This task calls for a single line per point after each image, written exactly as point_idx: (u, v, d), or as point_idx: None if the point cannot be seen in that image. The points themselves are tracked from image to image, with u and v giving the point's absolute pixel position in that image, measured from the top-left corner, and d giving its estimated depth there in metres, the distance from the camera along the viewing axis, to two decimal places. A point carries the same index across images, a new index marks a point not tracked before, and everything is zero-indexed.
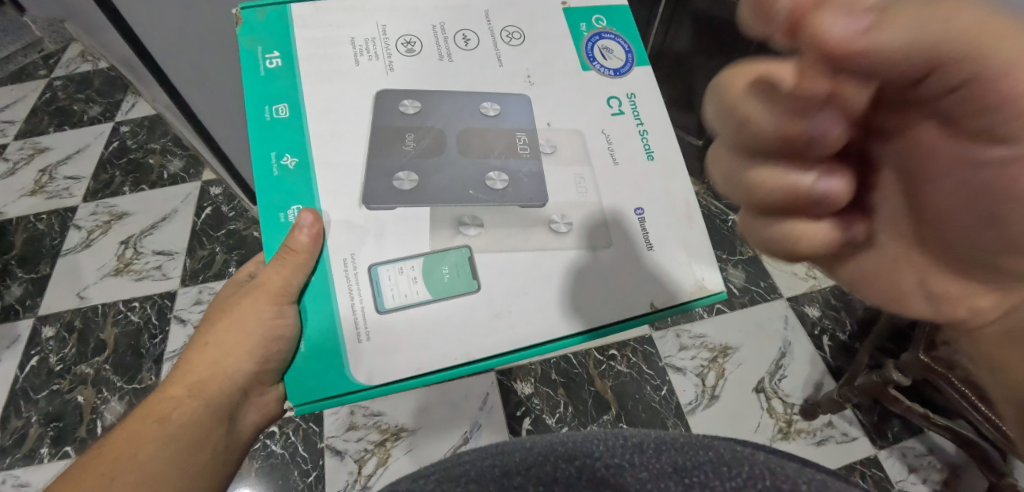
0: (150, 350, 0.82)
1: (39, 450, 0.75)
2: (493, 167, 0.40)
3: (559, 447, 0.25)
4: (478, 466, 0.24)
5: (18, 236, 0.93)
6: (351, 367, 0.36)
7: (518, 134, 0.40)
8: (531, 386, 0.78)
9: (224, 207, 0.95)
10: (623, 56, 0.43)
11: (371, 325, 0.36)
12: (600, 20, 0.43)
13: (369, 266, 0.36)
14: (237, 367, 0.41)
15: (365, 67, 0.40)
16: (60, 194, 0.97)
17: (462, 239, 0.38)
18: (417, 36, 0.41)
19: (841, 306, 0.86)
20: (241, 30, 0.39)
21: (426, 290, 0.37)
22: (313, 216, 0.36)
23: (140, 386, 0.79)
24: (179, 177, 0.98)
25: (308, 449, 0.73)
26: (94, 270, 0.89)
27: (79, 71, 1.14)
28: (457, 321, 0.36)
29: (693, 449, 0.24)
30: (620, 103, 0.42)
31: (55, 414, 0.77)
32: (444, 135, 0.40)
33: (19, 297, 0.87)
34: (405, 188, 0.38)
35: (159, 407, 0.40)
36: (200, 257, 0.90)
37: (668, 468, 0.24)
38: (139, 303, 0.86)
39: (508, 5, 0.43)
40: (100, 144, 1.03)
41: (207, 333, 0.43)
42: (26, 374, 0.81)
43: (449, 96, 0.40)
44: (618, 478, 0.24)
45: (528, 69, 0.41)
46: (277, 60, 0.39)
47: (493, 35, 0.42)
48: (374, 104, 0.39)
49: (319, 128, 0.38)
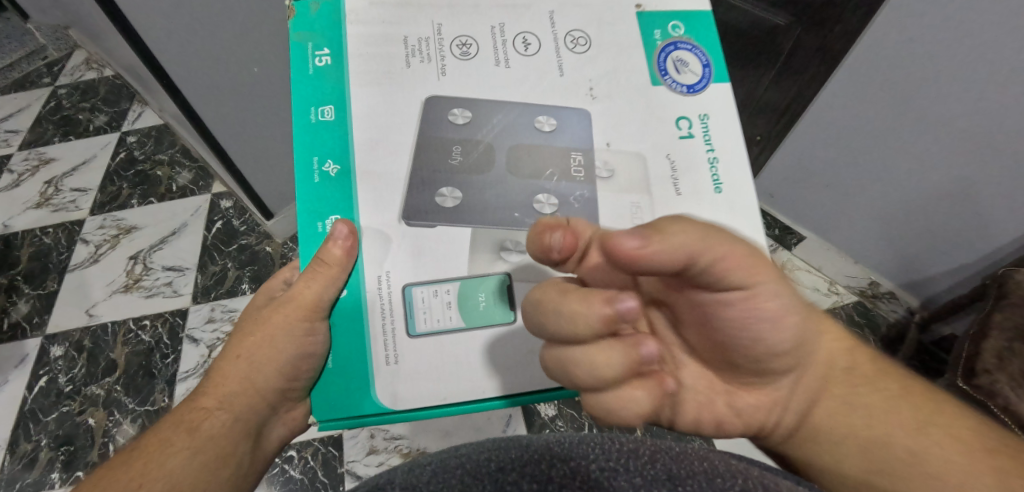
0: (161, 371, 0.81)
1: (50, 475, 0.74)
2: (544, 189, 0.37)
3: (552, 447, 0.18)
4: (466, 458, 0.18)
5: (24, 251, 0.91)
6: (377, 389, 0.34)
7: (574, 153, 0.37)
8: (555, 408, 0.77)
9: (235, 221, 0.93)
10: (699, 70, 0.39)
11: (401, 348, 0.34)
12: (676, 27, 0.39)
13: (402, 286, 0.34)
14: (270, 381, 0.40)
15: (416, 70, 0.37)
16: (67, 207, 0.95)
17: (502, 264, 0.35)
18: (474, 38, 0.37)
19: (865, 323, 0.89)
20: (292, 23, 0.37)
21: (460, 317, 0.35)
22: (348, 228, 0.34)
23: (153, 408, 0.78)
24: (188, 189, 0.97)
25: (327, 475, 0.72)
26: (102, 286, 0.88)
27: (83, 79, 1.12)
28: (490, 350, 0.34)
29: (688, 458, 0.17)
30: (690, 124, 0.37)
31: (65, 438, 0.76)
32: (496, 151, 0.37)
33: (25, 315, 0.85)
34: (446, 206, 0.35)
35: (188, 417, 0.38)
36: (211, 273, 0.89)
37: (663, 476, 0.16)
38: (150, 321, 0.85)
39: (574, 7, 0.39)
40: (106, 155, 1.01)
41: (240, 343, 0.41)
42: (34, 395, 0.79)
43: (502, 106, 0.37)
44: (606, 482, 0.16)
45: (591, 81, 0.38)
46: (326, 58, 0.37)
47: (555, 39, 0.38)
48: (422, 110, 0.36)
49: (363, 134, 0.35)
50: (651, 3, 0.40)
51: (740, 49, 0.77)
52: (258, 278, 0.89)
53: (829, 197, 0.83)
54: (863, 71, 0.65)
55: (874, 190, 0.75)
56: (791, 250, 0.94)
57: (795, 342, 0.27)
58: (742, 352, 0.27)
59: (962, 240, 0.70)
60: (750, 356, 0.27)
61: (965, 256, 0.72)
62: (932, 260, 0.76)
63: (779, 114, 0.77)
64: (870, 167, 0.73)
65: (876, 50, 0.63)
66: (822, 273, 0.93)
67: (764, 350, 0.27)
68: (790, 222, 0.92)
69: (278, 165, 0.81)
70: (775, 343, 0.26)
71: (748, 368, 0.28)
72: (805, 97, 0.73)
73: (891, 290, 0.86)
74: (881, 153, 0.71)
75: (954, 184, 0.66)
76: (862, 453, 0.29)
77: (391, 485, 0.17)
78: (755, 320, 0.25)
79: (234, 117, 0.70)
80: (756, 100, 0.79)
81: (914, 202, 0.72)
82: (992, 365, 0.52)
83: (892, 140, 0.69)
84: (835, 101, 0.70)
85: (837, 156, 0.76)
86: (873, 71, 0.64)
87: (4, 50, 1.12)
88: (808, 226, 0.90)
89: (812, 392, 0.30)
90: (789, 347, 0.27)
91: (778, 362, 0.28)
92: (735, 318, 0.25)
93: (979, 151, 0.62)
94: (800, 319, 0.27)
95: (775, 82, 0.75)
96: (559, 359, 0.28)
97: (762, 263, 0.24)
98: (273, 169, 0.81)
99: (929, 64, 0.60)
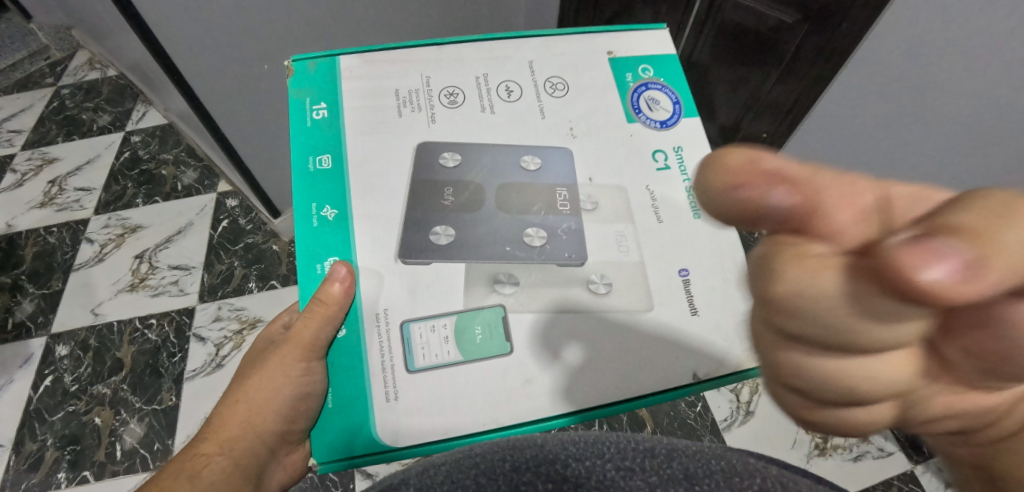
0: (168, 369, 0.81)
1: (56, 475, 0.73)
2: (532, 224, 0.35)
3: (567, 446, 0.17)
4: (482, 457, 0.17)
5: (28, 249, 0.91)
6: (377, 426, 0.31)
7: (559, 189, 0.36)
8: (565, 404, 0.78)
9: (241, 220, 0.94)
10: (670, 107, 0.39)
11: (401, 384, 0.31)
12: (646, 70, 0.40)
13: (400, 322, 0.32)
14: (271, 425, 0.37)
15: (408, 119, 0.37)
16: (71, 206, 0.95)
17: (497, 297, 0.33)
18: (460, 88, 0.38)
19: None
20: (291, 80, 0.37)
21: (457, 352, 0.32)
22: (347, 268, 0.33)
23: (160, 407, 0.77)
24: (192, 188, 0.97)
25: (338, 474, 0.73)
26: (107, 285, 0.88)
27: (86, 79, 1.12)
28: (491, 391, 0.31)
29: (705, 457, 0.17)
30: (666, 157, 0.37)
31: (72, 438, 0.75)
32: (483, 190, 0.36)
33: (30, 314, 0.85)
34: (441, 243, 0.33)
35: (188, 465, 0.36)
36: (218, 271, 0.89)
37: (679, 475, 0.16)
38: (156, 320, 0.84)
39: (554, 53, 0.40)
40: (111, 154, 1.02)
41: (239, 387, 0.39)
42: (39, 395, 0.78)
43: (486, 149, 0.37)
44: (621, 483, 0.16)
45: (571, 121, 0.38)
46: (323, 111, 0.37)
47: (536, 86, 0.38)
48: (415, 154, 0.36)
49: (359, 179, 0.35)
50: (622, 49, 0.40)
51: (742, 50, 0.78)
52: (265, 276, 0.89)
53: None
54: (868, 68, 0.66)
55: None
56: None
57: None
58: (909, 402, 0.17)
59: None
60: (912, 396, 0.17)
61: None
62: None
63: (785, 113, 0.79)
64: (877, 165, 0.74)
65: (880, 47, 0.64)
66: None
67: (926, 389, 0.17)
68: None
69: (285, 163, 0.82)
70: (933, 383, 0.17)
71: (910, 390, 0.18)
72: (810, 94, 0.74)
73: None
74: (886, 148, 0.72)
75: None
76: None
77: (407, 486, 0.16)
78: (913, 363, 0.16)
79: (244, 118, 0.70)
80: (762, 97, 0.80)
81: None
82: None
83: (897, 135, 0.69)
84: (839, 100, 0.72)
85: (842, 153, 0.77)
86: (875, 70, 0.66)
87: (7, 50, 1.12)
88: None
89: None
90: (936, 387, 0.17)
91: None
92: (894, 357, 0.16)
93: None
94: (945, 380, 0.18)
95: (778, 81, 0.76)
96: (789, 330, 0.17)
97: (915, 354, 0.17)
98: (279, 167, 0.81)
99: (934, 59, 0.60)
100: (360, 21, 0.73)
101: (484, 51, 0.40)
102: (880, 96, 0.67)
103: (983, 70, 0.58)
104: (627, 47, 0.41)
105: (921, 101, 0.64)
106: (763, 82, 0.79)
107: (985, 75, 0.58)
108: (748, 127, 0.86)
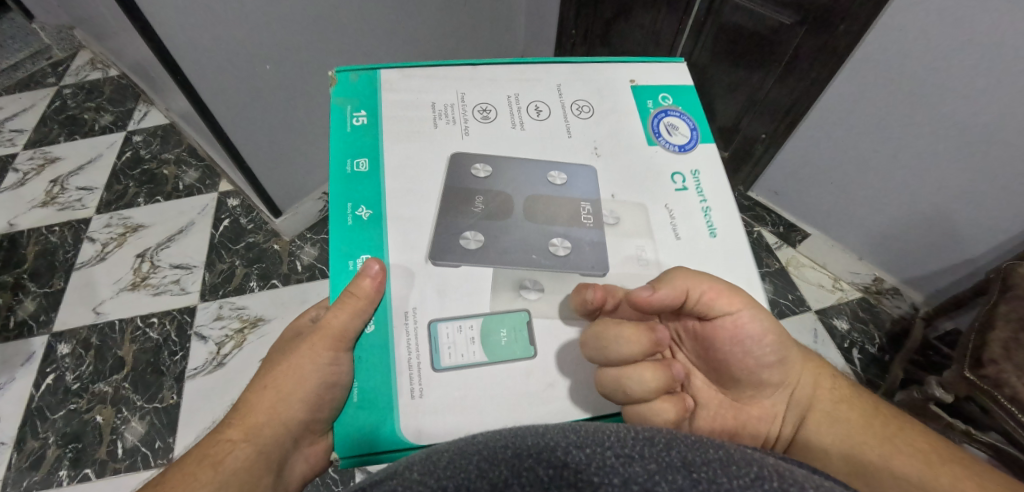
0: (169, 368, 0.81)
1: (57, 472, 0.73)
2: (557, 233, 0.35)
3: (569, 435, 0.16)
4: (486, 445, 0.16)
5: (30, 249, 0.91)
6: (399, 424, 0.30)
7: (583, 203, 0.36)
8: None
9: (242, 219, 0.95)
10: (687, 132, 0.39)
11: (426, 381, 0.30)
12: (665, 98, 0.41)
13: (428, 321, 0.32)
14: (295, 412, 0.37)
15: (442, 130, 0.37)
16: (73, 205, 0.96)
17: (522, 301, 0.33)
18: (493, 104, 0.39)
19: (869, 319, 0.90)
20: (333, 89, 0.39)
21: (482, 353, 0.31)
22: (379, 265, 0.32)
23: (161, 405, 0.78)
24: (194, 188, 0.98)
25: (338, 472, 0.73)
26: (109, 284, 0.88)
27: (88, 79, 1.13)
28: (516, 391, 0.30)
29: (704, 447, 0.15)
30: (683, 179, 0.37)
31: (74, 436, 0.75)
32: (512, 201, 0.36)
33: (31, 313, 0.85)
34: (470, 248, 0.33)
35: (212, 450, 0.36)
36: (219, 270, 0.89)
37: (677, 463, 0.15)
38: (158, 318, 0.85)
39: (581, 79, 0.41)
40: (112, 154, 1.02)
41: (266, 374, 0.39)
42: (41, 394, 0.78)
43: (520, 163, 0.37)
44: (621, 469, 0.15)
45: (596, 140, 0.38)
46: (363, 118, 0.38)
47: (563, 108, 0.39)
48: (448, 165, 0.36)
49: (396, 183, 0.35)
50: (643, 78, 0.42)
51: (741, 52, 0.78)
52: (265, 276, 0.89)
53: (834, 195, 0.84)
54: (866, 68, 0.67)
55: (877, 187, 0.77)
56: (796, 248, 0.96)
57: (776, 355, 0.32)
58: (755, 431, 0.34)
59: (958, 235, 0.72)
60: (745, 392, 0.33)
61: (967, 253, 0.73)
62: (932, 256, 0.78)
63: (783, 114, 0.80)
64: (875, 165, 0.75)
65: (878, 48, 0.64)
66: (827, 270, 0.94)
67: (752, 363, 0.32)
68: (794, 220, 0.94)
69: (286, 162, 0.82)
70: (760, 355, 0.32)
71: (744, 382, 0.33)
72: (809, 94, 0.74)
73: (895, 286, 0.86)
74: (884, 148, 0.72)
75: (956, 179, 0.68)
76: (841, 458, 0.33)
77: (410, 471, 0.16)
78: (744, 337, 0.31)
79: (246, 117, 0.71)
80: (761, 98, 0.81)
81: (915, 196, 0.73)
82: (999, 355, 0.52)
83: (895, 135, 0.70)
84: (838, 101, 0.72)
85: (840, 153, 0.77)
86: (873, 71, 0.66)
87: (9, 49, 1.13)
88: (812, 224, 0.92)
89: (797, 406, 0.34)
90: (771, 358, 0.32)
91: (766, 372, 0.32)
92: (713, 290, 0.30)
93: (977, 145, 0.63)
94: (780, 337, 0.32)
95: (777, 83, 0.77)
96: (615, 376, 0.29)
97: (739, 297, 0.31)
98: (281, 166, 0.82)
99: (930, 61, 0.61)
100: (362, 23, 0.74)
101: (518, 73, 0.41)
102: (878, 97, 0.68)
103: (978, 72, 0.58)
104: (648, 77, 0.42)
105: (918, 103, 0.65)
106: (762, 83, 0.79)
107: (980, 77, 0.59)
108: (747, 128, 0.87)
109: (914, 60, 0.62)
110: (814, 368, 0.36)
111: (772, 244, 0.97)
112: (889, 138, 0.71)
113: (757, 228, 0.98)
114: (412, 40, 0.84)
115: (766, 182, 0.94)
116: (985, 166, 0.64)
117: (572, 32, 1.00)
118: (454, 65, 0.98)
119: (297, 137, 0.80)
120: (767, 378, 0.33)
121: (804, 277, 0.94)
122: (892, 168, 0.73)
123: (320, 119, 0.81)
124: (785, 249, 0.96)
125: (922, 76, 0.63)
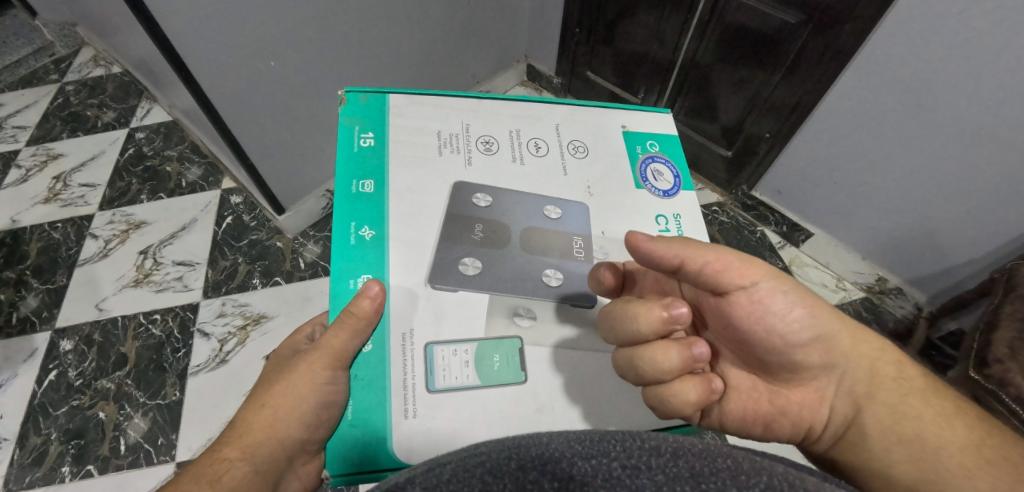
0: (172, 365, 0.81)
1: (60, 468, 0.73)
2: (550, 264, 0.35)
3: (573, 444, 0.15)
4: (488, 454, 0.15)
5: (32, 245, 0.91)
6: (393, 444, 0.29)
7: (574, 238, 0.36)
8: None
9: (245, 216, 0.95)
10: (672, 180, 0.39)
11: (421, 402, 0.30)
12: (653, 145, 0.41)
13: (424, 344, 0.31)
14: (293, 431, 0.36)
15: (446, 159, 0.37)
16: (74, 201, 0.96)
17: (515, 328, 0.33)
18: (495, 137, 0.39)
19: (872, 318, 0.89)
20: (342, 110, 0.38)
21: (476, 376, 0.31)
22: (380, 286, 0.32)
23: (164, 402, 0.78)
24: (197, 185, 0.98)
25: None
26: (113, 280, 0.88)
27: (91, 76, 1.14)
28: (511, 413, 0.30)
29: (711, 455, 0.14)
30: (666, 221, 0.37)
31: (77, 432, 0.75)
32: (509, 230, 0.36)
33: (33, 309, 0.85)
34: (469, 274, 0.33)
35: (209, 469, 0.34)
36: (222, 268, 0.90)
37: (685, 474, 0.14)
38: (161, 315, 0.85)
39: (578, 119, 0.41)
40: (114, 151, 1.02)
41: (265, 391, 0.37)
42: (45, 389, 0.79)
43: (514, 196, 0.37)
44: (628, 482, 0.14)
45: (589, 180, 0.38)
46: (370, 140, 0.37)
47: (560, 147, 0.39)
48: (450, 194, 0.36)
49: (398, 208, 0.35)
50: (635, 124, 0.42)
51: (745, 53, 0.78)
52: (269, 273, 0.89)
53: (838, 195, 0.84)
54: (871, 68, 0.67)
55: (882, 187, 0.77)
56: (798, 247, 0.97)
57: (812, 332, 0.31)
58: (796, 416, 0.34)
59: (963, 234, 0.72)
60: (783, 375, 0.33)
61: (971, 254, 0.73)
62: (936, 256, 0.78)
63: (787, 115, 0.80)
64: (879, 165, 0.75)
65: (883, 48, 0.64)
66: (831, 269, 0.94)
67: (782, 343, 0.31)
68: (797, 219, 0.94)
69: (290, 160, 0.82)
70: (791, 332, 0.31)
71: (778, 363, 0.33)
72: (814, 95, 0.74)
73: (898, 286, 0.86)
74: (889, 148, 0.72)
75: (960, 178, 0.68)
76: (907, 462, 0.31)
77: (412, 485, 0.14)
78: (766, 311, 0.31)
79: (251, 115, 0.71)
80: (765, 98, 0.81)
81: (922, 196, 0.73)
82: (1004, 355, 0.52)
83: (900, 135, 0.70)
84: (843, 101, 0.72)
85: (845, 153, 0.77)
86: (879, 71, 0.66)
87: (11, 46, 1.13)
88: (815, 224, 0.92)
89: (853, 389, 0.33)
90: (804, 335, 0.31)
91: (802, 350, 0.32)
92: (720, 262, 0.30)
93: (984, 144, 0.63)
94: (812, 311, 0.31)
95: (781, 82, 0.77)
96: (627, 355, 0.31)
97: (756, 268, 0.31)
98: (284, 164, 0.82)
99: (934, 60, 0.61)
100: (368, 21, 0.74)
101: (520, 108, 0.41)
102: (882, 97, 0.68)
103: (982, 72, 0.59)
104: (640, 122, 0.42)
105: (923, 102, 0.65)
106: (766, 83, 0.79)
107: (983, 78, 0.59)
108: (749, 128, 0.87)
109: (917, 60, 0.62)
110: (872, 352, 0.34)
111: (776, 244, 0.98)
112: (894, 139, 0.71)
113: (758, 228, 1.00)
114: (416, 37, 0.85)
115: (770, 182, 0.93)
116: (991, 165, 0.64)
117: (576, 31, 1.01)
118: (458, 62, 0.98)
119: (300, 136, 0.80)
120: (802, 360, 0.32)
121: (809, 277, 0.94)
122: (897, 168, 0.73)
123: (324, 117, 0.81)
124: (788, 248, 0.97)
125: (927, 75, 0.63)
